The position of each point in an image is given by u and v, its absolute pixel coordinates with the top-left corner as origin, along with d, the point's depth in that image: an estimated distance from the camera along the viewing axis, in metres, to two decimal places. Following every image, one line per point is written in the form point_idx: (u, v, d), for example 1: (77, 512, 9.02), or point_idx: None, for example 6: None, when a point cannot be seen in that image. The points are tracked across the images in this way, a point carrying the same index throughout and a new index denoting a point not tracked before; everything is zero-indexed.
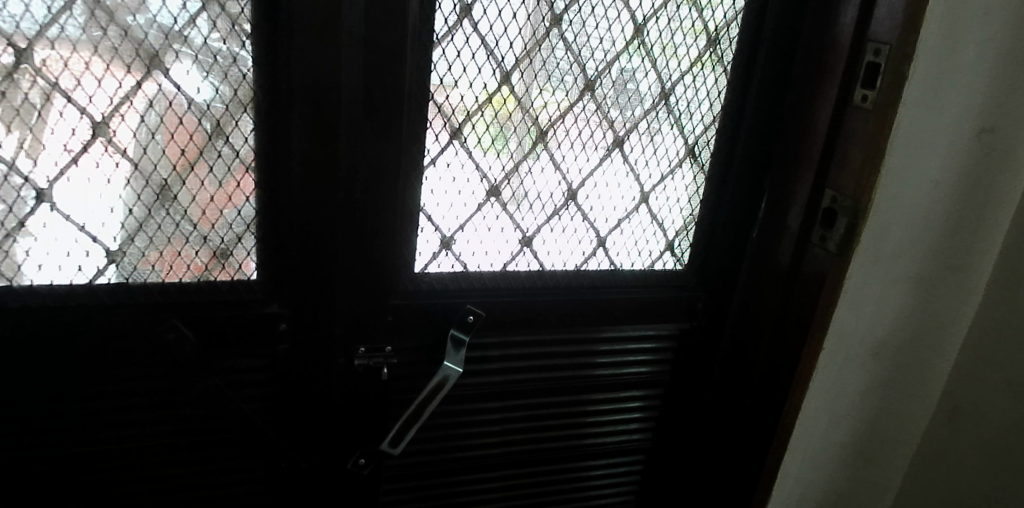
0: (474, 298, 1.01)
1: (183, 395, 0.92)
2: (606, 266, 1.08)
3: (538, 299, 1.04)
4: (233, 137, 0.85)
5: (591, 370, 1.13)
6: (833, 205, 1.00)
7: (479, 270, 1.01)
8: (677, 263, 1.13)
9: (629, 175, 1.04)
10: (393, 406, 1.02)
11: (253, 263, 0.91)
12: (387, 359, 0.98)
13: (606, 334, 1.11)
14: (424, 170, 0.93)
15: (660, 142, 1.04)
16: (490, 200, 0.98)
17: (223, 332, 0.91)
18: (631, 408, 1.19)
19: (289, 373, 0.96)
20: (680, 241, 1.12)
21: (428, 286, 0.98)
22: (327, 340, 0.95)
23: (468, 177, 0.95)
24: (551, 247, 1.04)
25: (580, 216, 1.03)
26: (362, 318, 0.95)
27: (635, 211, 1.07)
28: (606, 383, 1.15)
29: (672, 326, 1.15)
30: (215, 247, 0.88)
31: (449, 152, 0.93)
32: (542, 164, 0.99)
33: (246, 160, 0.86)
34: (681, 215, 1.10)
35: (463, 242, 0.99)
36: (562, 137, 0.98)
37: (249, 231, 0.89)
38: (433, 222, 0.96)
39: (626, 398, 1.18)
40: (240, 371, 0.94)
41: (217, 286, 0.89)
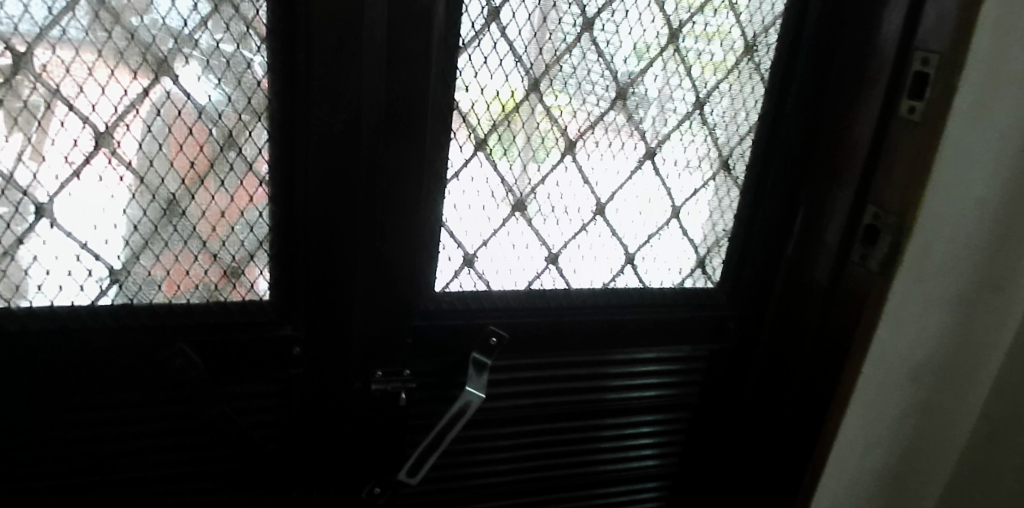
0: (498, 318, 0.95)
1: (189, 422, 0.87)
2: (635, 284, 1.03)
3: (565, 318, 0.99)
4: (246, 149, 0.80)
5: (602, 394, 1.06)
6: (875, 221, 0.95)
7: (502, 288, 0.95)
8: (708, 281, 1.08)
9: (659, 188, 0.99)
10: (409, 432, 0.97)
11: (265, 282, 0.85)
12: (406, 384, 0.92)
13: (626, 356, 1.05)
14: (447, 184, 0.87)
15: (692, 154, 0.99)
16: (515, 215, 0.92)
17: (233, 356, 0.85)
18: (649, 433, 1.13)
19: (302, 397, 0.90)
20: (711, 258, 1.06)
21: (450, 306, 0.93)
22: (342, 363, 0.90)
23: (492, 190, 0.90)
24: (578, 265, 0.98)
25: (609, 232, 0.98)
26: (380, 340, 0.90)
27: (666, 227, 1.01)
28: (619, 408, 1.09)
29: (699, 347, 1.09)
30: (225, 265, 0.83)
31: (473, 164, 0.88)
32: (570, 177, 0.93)
33: (260, 174, 0.81)
34: (713, 231, 1.05)
35: (486, 259, 0.93)
36: (591, 148, 0.93)
37: (261, 248, 0.84)
38: (455, 238, 0.91)
39: (641, 422, 1.11)
40: (250, 396, 0.88)
41: (227, 307, 0.84)
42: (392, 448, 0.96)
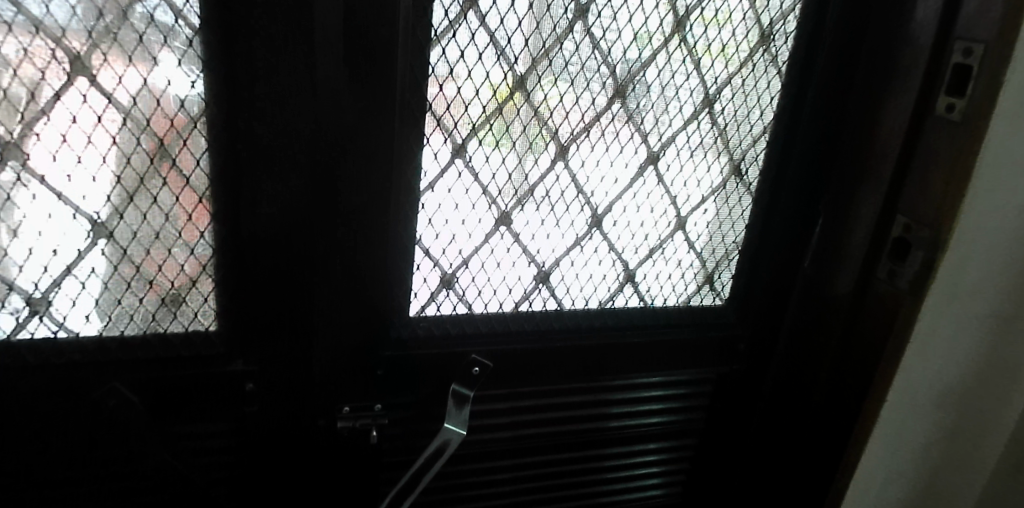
0: (481, 346, 0.85)
1: (128, 471, 0.76)
2: (636, 302, 0.92)
3: (556, 343, 0.88)
4: (181, 160, 0.68)
5: (600, 423, 0.96)
6: (905, 234, 0.84)
7: (486, 311, 0.85)
8: (716, 298, 0.97)
9: (663, 197, 0.87)
10: (384, 472, 0.86)
11: (210, 311, 0.74)
12: (376, 420, 0.83)
13: (626, 382, 0.94)
14: (420, 196, 0.76)
15: (700, 159, 0.88)
16: (499, 229, 0.81)
17: (175, 394, 0.75)
18: (651, 462, 1.02)
19: (258, 438, 0.80)
20: (720, 273, 0.96)
21: (426, 332, 0.83)
22: (304, 400, 0.79)
23: (472, 201, 0.79)
24: (572, 284, 0.88)
25: (606, 246, 0.87)
26: (345, 372, 0.80)
27: (669, 241, 0.90)
28: (618, 437, 0.98)
29: (705, 370, 0.99)
30: (163, 293, 0.72)
31: (450, 174, 0.77)
32: (562, 186, 0.82)
33: (198, 188, 0.69)
34: (722, 243, 0.94)
35: (467, 279, 0.82)
36: (586, 153, 0.82)
37: (204, 272, 0.72)
38: (430, 257, 0.80)
39: (643, 451, 1.01)
40: (197, 438, 0.77)
41: (167, 339, 0.73)
42: (362, 489, 0.86)
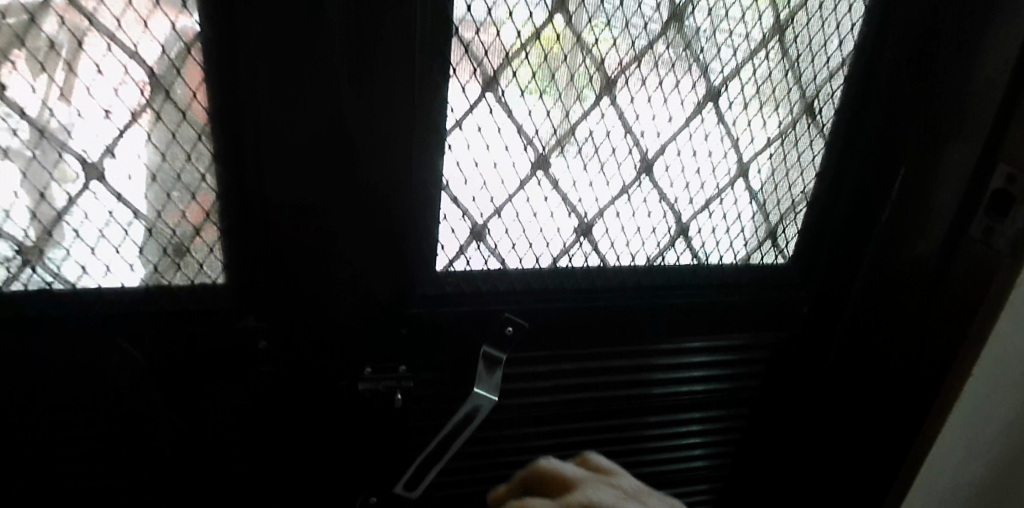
0: (514, 304, 0.77)
1: (135, 432, 0.71)
2: (688, 259, 0.83)
3: (599, 305, 0.80)
4: (175, 92, 0.61)
5: (638, 389, 0.87)
6: (1007, 187, 0.73)
7: (520, 266, 0.77)
8: (779, 256, 0.87)
9: (723, 138, 0.77)
10: (409, 440, 0.79)
11: (215, 263, 0.67)
12: (401, 382, 0.76)
13: (670, 344, 0.86)
14: (447, 135, 0.68)
15: (768, 96, 0.77)
16: (537, 174, 0.73)
17: (183, 352, 0.69)
18: (696, 435, 0.94)
19: (274, 399, 0.74)
20: (784, 228, 0.85)
21: (453, 289, 0.75)
22: (321, 360, 0.73)
23: (505, 142, 0.70)
24: (617, 237, 0.78)
25: (656, 195, 0.77)
26: (366, 330, 0.73)
27: (729, 189, 0.80)
28: (660, 402, 0.89)
29: (762, 335, 0.90)
30: (165, 241, 0.66)
31: (480, 111, 0.68)
32: (608, 125, 0.72)
33: (195, 124, 0.62)
34: (788, 193, 0.83)
35: (500, 230, 0.74)
36: (636, 87, 0.72)
37: (208, 220, 0.66)
38: (459, 205, 0.72)
39: (683, 420, 0.92)
40: (208, 398, 0.72)
41: (172, 293, 0.67)
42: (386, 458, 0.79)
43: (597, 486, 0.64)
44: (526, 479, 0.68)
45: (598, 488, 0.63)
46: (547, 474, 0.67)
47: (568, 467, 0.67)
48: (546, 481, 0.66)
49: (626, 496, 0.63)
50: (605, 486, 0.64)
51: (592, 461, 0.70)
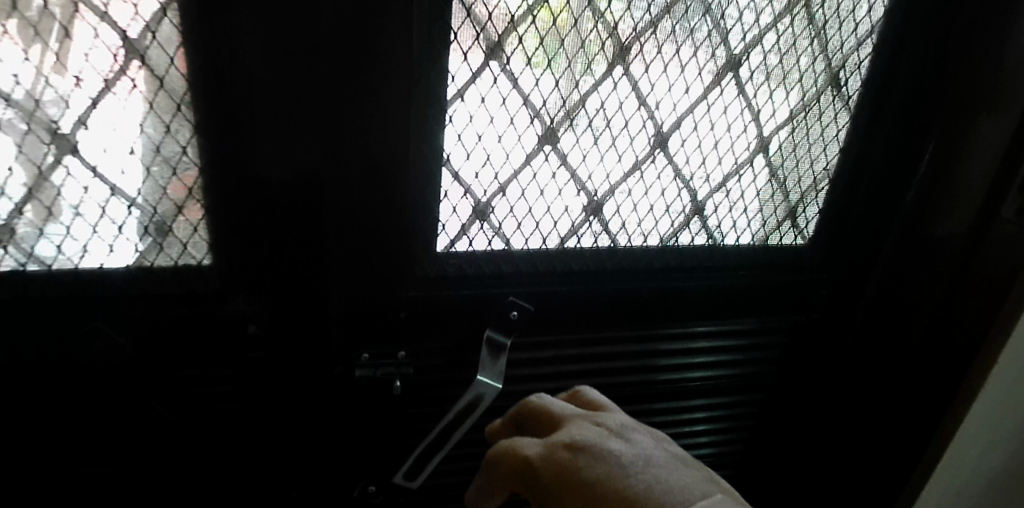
0: (520, 287, 0.74)
1: (119, 420, 0.67)
2: (703, 239, 0.78)
3: (608, 288, 0.76)
4: (150, 58, 0.56)
5: (642, 376, 0.83)
6: None
7: (526, 247, 0.72)
8: (798, 237, 0.82)
9: (743, 111, 0.72)
10: (409, 429, 0.75)
11: (200, 243, 0.63)
12: (400, 369, 0.71)
13: (674, 330, 0.82)
14: (448, 107, 0.63)
15: (791, 65, 0.72)
16: (544, 149, 0.68)
17: (168, 336, 0.65)
18: (701, 421, 0.90)
19: (267, 385, 0.70)
20: (805, 208, 0.80)
21: (456, 271, 0.71)
22: (314, 344, 0.69)
23: (510, 115, 0.65)
24: (628, 216, 0.74)
25: (671, 171, 0.73)
26: (363, 313, 0.69)
27: (748, 166, 0.75)
28: (663, 389, 0.85)
29: (776, 318, 0.86)
30: (145, 219, 0.61)
31: (484, 81, 0.63)
32: (621, 96, 0.67)
33: (173, 93, 0.58)
34: (810, 170, 0.78)
35: (505, 209, 0.70)
36: (652, 56, 0.67)
37: (190, 198, 0.61)
38: (461, 182, 0.67)
39: (686, 407, 0.88)
40: (196, 385, 0.68)
41: (154, 275, 0.63)
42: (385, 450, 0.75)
43: (585, 424, 0.61)
44: (516, 415, 0.66)
45: (585, 427, 0.61)
46: (536, 411, 0.64)
47: (558, 404, 0.65)
48: (535, 417, 0.64)
49: (612, 433, 0.60)
50: (592, 423, 0.62)
51: (584, 396, 0.67)
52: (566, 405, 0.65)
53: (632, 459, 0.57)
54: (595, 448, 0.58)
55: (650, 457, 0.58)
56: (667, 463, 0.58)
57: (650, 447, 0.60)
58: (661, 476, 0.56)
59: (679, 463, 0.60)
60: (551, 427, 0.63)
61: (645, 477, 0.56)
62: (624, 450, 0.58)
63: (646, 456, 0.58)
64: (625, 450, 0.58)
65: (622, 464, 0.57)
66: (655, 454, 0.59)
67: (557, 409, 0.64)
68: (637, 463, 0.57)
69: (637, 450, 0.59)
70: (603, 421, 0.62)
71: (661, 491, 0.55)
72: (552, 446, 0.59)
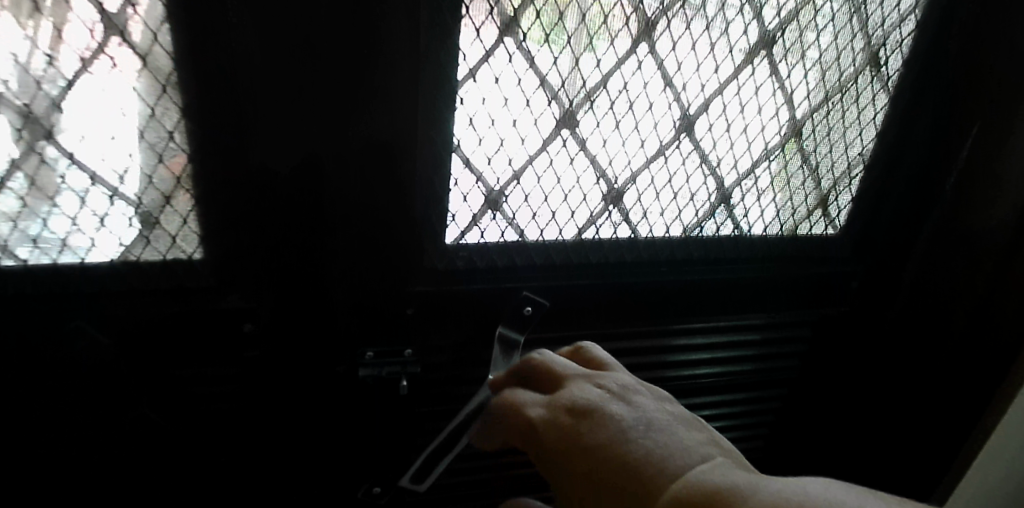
0: (535, 281, 0.69)
1: (106, 428, 0.62)
2: (730, 230, 0.73)
3: (629, 280, 0.72)
4: (132, 34, 0.51)
5: (658, 373, 0.78)
6: None
7: (541, 239, 0.68)
8: (829, 227, 0.77)
9: (775, 93, 0.67)
10: (416, 431, 0.71)
11: (189, 237, 0.58)
12: (406, 368, 0.67)
13: (701, 324, 0.77)
14: (460, 87, 0.58)
15: (828, 43, 0.66)
16: (562, 133, 0.63)
17: (157, 336, 0.60)
18: (717, 421, 0.85)
19: (260, 387, 0.65)
20: (837, 195, 0.75)
21: (466, 264, 0.66)
22: (315, 344, 0.64)
23: (526, 96, 0.60)
24: (650, 206, 0.69)
25: (697, 157, 0.68)
26: (366, 310, 0.64)
27: (779, 151, 0.70)
28: (680, 387, 0.80)
29: (802, 312, 0.81)
30: (130, 211, 0.56)
31: (498, 59, 0.58)
32: (645, 76, 0.62)
33: (157, 73, 0.53)
34: (844, 155, 0.73)
35: (519, 198, 0.65)
36: (680, 32, 0.62)
37: (178, 187, 0.56)
38: (473, 168, 0.62)
39: (703, 406, 0.83)
40: (187, 390, 0.63)
41: (141, 270, 0.58)
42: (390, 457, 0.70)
43: (585, 385, 0.55)
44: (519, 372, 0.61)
45: (585, 387, 0.55)
46: (538, 369, 0.59)
47: (560, 361, 0.59)
48: (536, 376, 0.59)
49: (613, 393, 0.54)
50: (592, 382, 0.56)
51: (588, 355, 0.61)
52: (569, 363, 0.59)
53: (630, 422, 0.51)
54: (594, 411, 0.52)
55: (652, 418, 0.52)
56: (670, 425, 0.51)
57: (655, 409, 0.53)
58: (661, 440, 0.50)
59: (687, 425, 0.52)
60: (553, 388, 0.57)
61: (644, 441, 0.50)
62: (623, 414, 0.52)
63: (649, 418, 0.52)
64: (624, 411, 0.52)
65: (619, 428, 0.51)
66: (658, 414, 0.52)
67: (557, 368, 0.58)
68: (637, 426, 0.51)
69: (639, 412, 0.52)
70: (604, 381, 0.55)
71: (661, 457, 0.49)
72: (551, 410, 0.54)
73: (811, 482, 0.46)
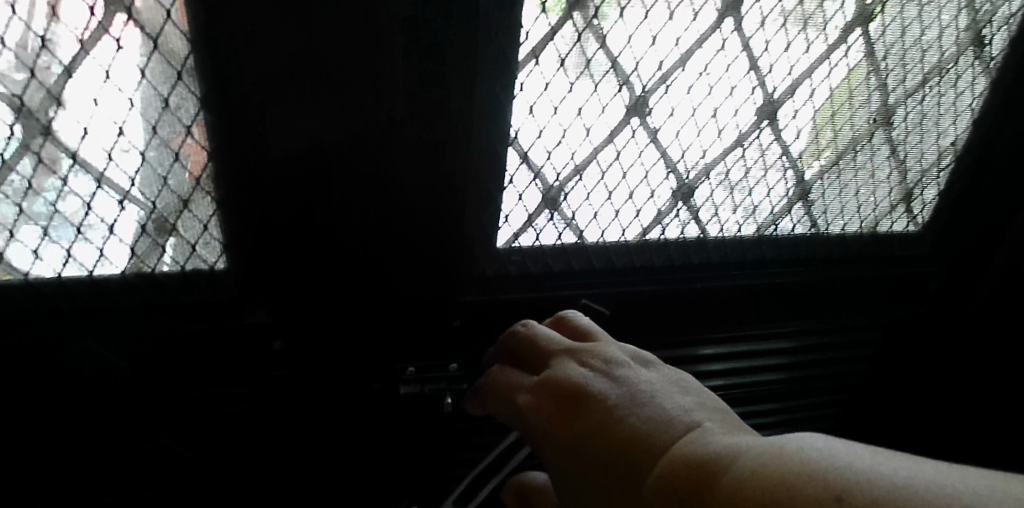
0: (595, 286, 0.62)
1: (120, 454, 0.55)
2: (805, 228, 0.66)
3: (697, 287, 0.65)
4: (140, 12, 0.43)
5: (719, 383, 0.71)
6: None
7: (601, 240, 0.60)
8: (910, 224, 0.70)
9: (868, 75, 0.59)
10: (460, 453, 0.64)
11: (210, 244, 0.51)
12: (452, 386, 0.57)
13: (770, 329, 0.71)
14: (521, 69, 0.50)
15: (931, 19, 0.58)
16: (631, 122, 0.55)
17: (173, 355, 0.53)
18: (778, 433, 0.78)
19: (291, 408, 0.58)
20: (923, 190, 0.68)
21: (519, 268, 0.59)
22: (351, 359, 0.57)
23: (593, 79, 0.53)
24: (723, 202, 0.62)
25: (777, 147, 0.60)
26: (407, 322, 0.57)
27: (867, 142, 0.63)
28: (743, 397, 0.73)
29: (875, 315, 0.74)
30: (142, 218, 0.49)
31: (565, 36, 0.50)
32: (728, 56, 0.55)
33: (171, 59, 0.45)
34: (935, 144, 0.65)
35: (580, 196, 0.57)
36: (770, 5, 0.54)
37: (198, 190, 0.49)
38: (530, 163, 0.54)
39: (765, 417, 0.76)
40: (207, 412, 0.56)
41: (156, 281, 0.51)
42: (433, 486, 0.62)
43: (570, 361, 0.48)
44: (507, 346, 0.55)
45: (569, 364, 0.48)
46: (526, 345, 0.52)
47: (545, 333, 0.51)
48: (524, 356, 0.52)
49: (599, 367, 0.47)
50: (578, 356, 0.48)
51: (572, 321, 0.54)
52: (556, 333, 0.52)
53: (615, 398, 0.44)
54: (576, 392, 0.45)
55: (641, 390, 0.44)
56: (661, 394, 0.44)
57: (646, 377, 0.45)
58: (647, 414, 0.43)
59: (681, 392, 0.45)
60: (540, 366, 0.50)
61: (632, 419, 0.43)
62: (608, 391, 0.45)
63: (638, 390, 0.44)
64: (609, 387, 0.45)
65: (602, 408, 0.44)
66: (648, 384, 0.45)
67: (543, 342, 0.51)
68: (624, 403, 0.44)
69: (627, 386, 0.45)
70: (590, 354, 0.48)
71: (647, 435, 0.42)
72: (534, 393, 0.47)
73: (799, 438, 0.38)
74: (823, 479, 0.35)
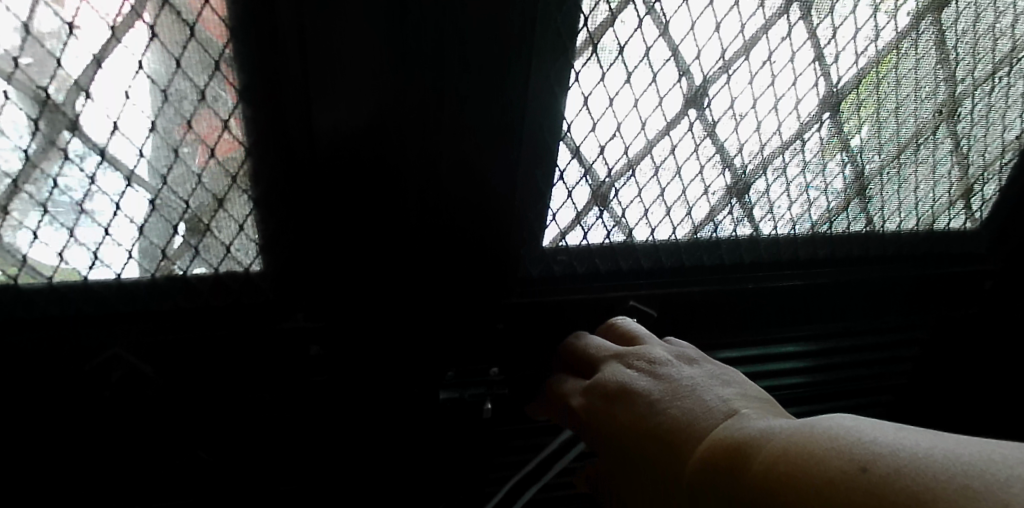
0: (642, 287, 0.59)
1: (147, 461, 0.53)
2: (862, 225, 0.63)
3: (748, 288, 0.62)
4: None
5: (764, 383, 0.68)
6: None
7: (650, 239, 0.57)
8: (968, 220, 0.66)
9: (937, 64, 0.56)
10: (499, 460, 0.61)
11: (245, 245, 0.49)
12: (493, 389, 0.56)
13: (819, 330, 0.68)
14: (577, 57, 0.47)
15: (1006, 5, 0.55)
16: (688, 114, 0.52)
17: (205, 361, 0.50)
18: None
19: (327, 415, 0.55)
20: (984, 185, 0.64)
21: (565, 267, 0.56)
22: (388, 366, 0.54)
23: (652, 69, 0.49)
24: (778, 199, 0.58)
25: (839, 141, 0.57)
26: (449, 327, 0.54)
27: (931, 135, 0.59)
28: (787, 398, 0.70)
29: (929, 317, 0.71)
30: (174, 216, 0.46)
31: (625, 22, 0.47)
32: (793, 44, 0.51)
33: (210, 47, 0.42)
34: (1000, 138, 0.62)
35: (630, 192, 0.54)
36: None
37: (235, 188, 0.46)
38: (581, 159, 0.51)
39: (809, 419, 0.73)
40: (239, 418, 0.53)
41: (189, 283, 0.49)
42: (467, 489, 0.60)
43: (613, 363, 0.46)
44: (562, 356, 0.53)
45: (611, 366, 0.46)
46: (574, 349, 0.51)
47: (595, 340, 0.50)
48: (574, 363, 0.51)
49: (641, 367, 0.45)
50: (621, 359, 0.46)
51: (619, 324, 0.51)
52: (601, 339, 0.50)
53: (657, 393, 0.42)
54: (617, 391, 0.44)
55: (681, 384, 0.42)
56: (702, 387, 0.42)
57: (688, 371, 0.43)
58: (685, 407, 0.41)
59: (723, 385, 0.42)
60: (589, 370, 0.49)
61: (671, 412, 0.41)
62: (648, 386, 0.43)
63: (677, 384, 0.42)
64: (649, 383, 0.43)
65: (643, 404, 0.42)
66: (689, 378, 0.43)
67: (589, 349, 0.49)
68: (663, 396, 0.42)
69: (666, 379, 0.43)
70: (634, 355, 0.46)
71: (686, 426, 0.40)
72: (583, 399, 0.46)
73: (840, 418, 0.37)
74: (858, 449, 0.34)
